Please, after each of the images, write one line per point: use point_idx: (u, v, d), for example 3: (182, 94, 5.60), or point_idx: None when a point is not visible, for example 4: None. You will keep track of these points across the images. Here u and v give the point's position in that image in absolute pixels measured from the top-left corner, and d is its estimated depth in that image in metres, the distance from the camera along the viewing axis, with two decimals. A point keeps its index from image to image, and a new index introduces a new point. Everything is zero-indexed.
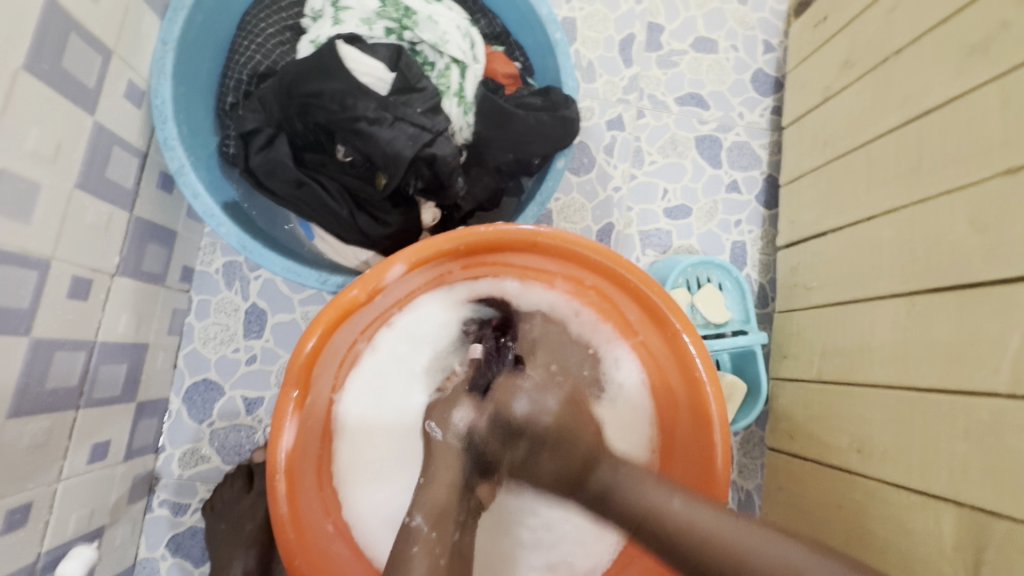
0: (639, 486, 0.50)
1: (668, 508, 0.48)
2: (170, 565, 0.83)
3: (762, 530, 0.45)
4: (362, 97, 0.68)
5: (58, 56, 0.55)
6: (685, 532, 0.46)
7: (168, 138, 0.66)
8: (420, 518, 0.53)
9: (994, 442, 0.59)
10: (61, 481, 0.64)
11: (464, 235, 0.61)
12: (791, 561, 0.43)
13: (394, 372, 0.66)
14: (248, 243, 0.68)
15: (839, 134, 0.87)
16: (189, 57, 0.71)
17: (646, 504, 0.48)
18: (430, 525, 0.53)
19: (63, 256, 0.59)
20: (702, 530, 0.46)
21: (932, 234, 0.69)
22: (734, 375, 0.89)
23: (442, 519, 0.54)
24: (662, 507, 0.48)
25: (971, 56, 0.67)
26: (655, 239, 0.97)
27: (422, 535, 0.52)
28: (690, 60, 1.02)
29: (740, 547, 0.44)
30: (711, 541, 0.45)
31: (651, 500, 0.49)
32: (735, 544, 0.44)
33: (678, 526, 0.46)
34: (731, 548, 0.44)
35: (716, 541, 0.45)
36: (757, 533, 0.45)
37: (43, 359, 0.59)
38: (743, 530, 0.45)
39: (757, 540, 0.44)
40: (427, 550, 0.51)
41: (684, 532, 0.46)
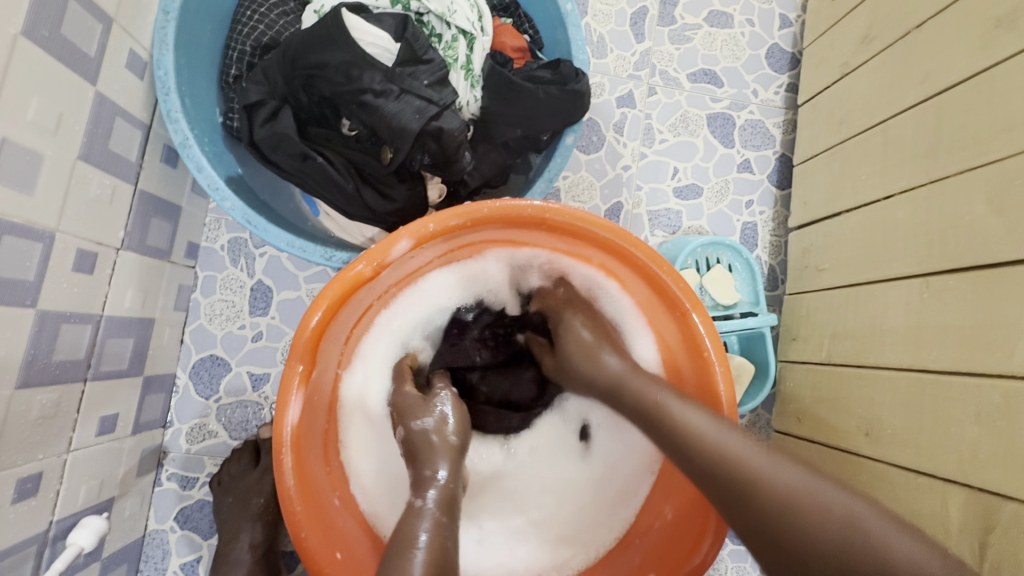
0: (673, 406, 0.53)
1: (698, 428, 0.50)
2: (179, 537, 0.84)
3: (781, 459, 0.46)
4: (367, 68, 0.66)
5: (57, 23, 0.54)
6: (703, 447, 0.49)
7: (172, 110, 0.65)
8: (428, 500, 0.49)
9: (1006, 425, 0.58)
10: (70, 453, 0.64)
11: (473, 210, 0.59)
12: (807, 492, 0.44)
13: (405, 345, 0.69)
14: (253, 217, 0.67)
15: (855, 112, 0.84)
16: (191, 26, 0.70)
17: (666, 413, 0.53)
18: (440, 508, 0.48)
19: (67, 228, 0.59)
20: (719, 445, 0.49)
21: (950, 215, 0.67)
22: (742, 358, 0.88)
23: (449, 506, 0.49)
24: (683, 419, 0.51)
25: (997, 28, 0.65)
26: (664, 220, 0.96)
27: (428, 512, 0.47)
28: (704, 35, 0.99)
29: (752, 466, 0.46)
30: (720, 450, 0.48)
31: (688, 423, 0.51)
32: (744, 463, 0.47)
33: (698, 438, 0.50)
34: (740, 462, 0.47)
35: (733, 458, 0.47)
36: (779, 464, 0.46)
37: (50, 332, 0.59)
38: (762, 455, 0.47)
39: (776, 468, 0.46)
40: (435, 531, 0.45)
41: (705, 452, 0.49)
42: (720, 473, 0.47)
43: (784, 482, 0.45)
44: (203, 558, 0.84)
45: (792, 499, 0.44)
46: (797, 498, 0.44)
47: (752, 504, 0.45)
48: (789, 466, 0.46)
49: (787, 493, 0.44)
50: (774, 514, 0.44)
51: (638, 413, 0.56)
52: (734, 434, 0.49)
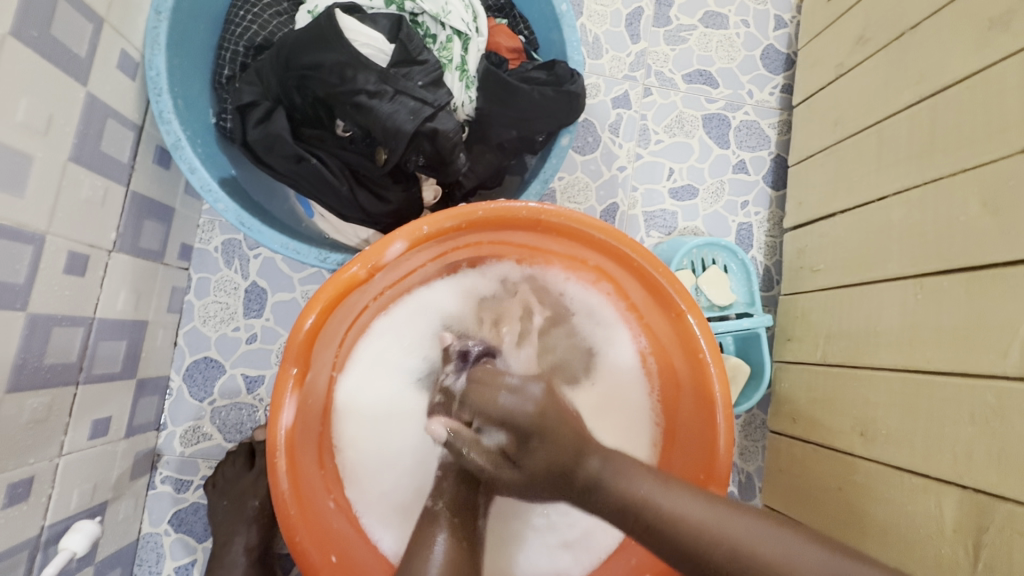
0: (639, 494, 0.46)
1: (653, 497, 0.46)
2: (173, 540, 0.84)
3: (798, 542, 0.42)
4: (361, 69, 0.66)
5: (47, 23, 0.53)
6: (718, 554, 0.42)
7: (164, 111, 0.65)
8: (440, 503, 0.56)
9: (1000, 426, 0.59)
10: (62, 457, 0.64)
11: (467, 213, 0.59)
12: (782, 550, 0.42)
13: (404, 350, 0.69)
14: (247, 219, 0.67)
15: (850, 113, 0.84)
16: (184, 27, 0.69)
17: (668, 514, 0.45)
18: (457, 530, 0.52)
19: (58, 231, 0.58)
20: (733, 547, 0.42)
21: (944, 217, 0.68)
22: (737, 358, 0.88)
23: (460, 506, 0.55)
24: (652, 501, 0.46)
25: (991, 31, 0.65)
26: (660, 221, 0.96)
27: (443, 518, 0.54)
28: (699, 36, 0.99)
29: (730, 538, 0.43)
30: (694, 528, 0.44)
31: (636, 490, 0.47)
32: (721, 537, 0.43)
33: (706, 540, 0.43)
34: (718, 537, 0.43)
35: (751, 558, 0.42)
36: (751, 522, 0.44)
37: (40, 336, 0.58)
38: (736, 521, 0.44)
39: (796, 551, 0.42)
40: (450, 530, 0.53)
41: (672, 528, 0.44)
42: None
43: (765, 549, 0.42)
44: (198, 561, 0.84)
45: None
46: (778, 565, 0.41)
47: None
48: (805, 545, 0.42)
49: (769, 560, 0.41)
50: None
51: (606, 507, 0.47)
52: (703, 504, 0.45)
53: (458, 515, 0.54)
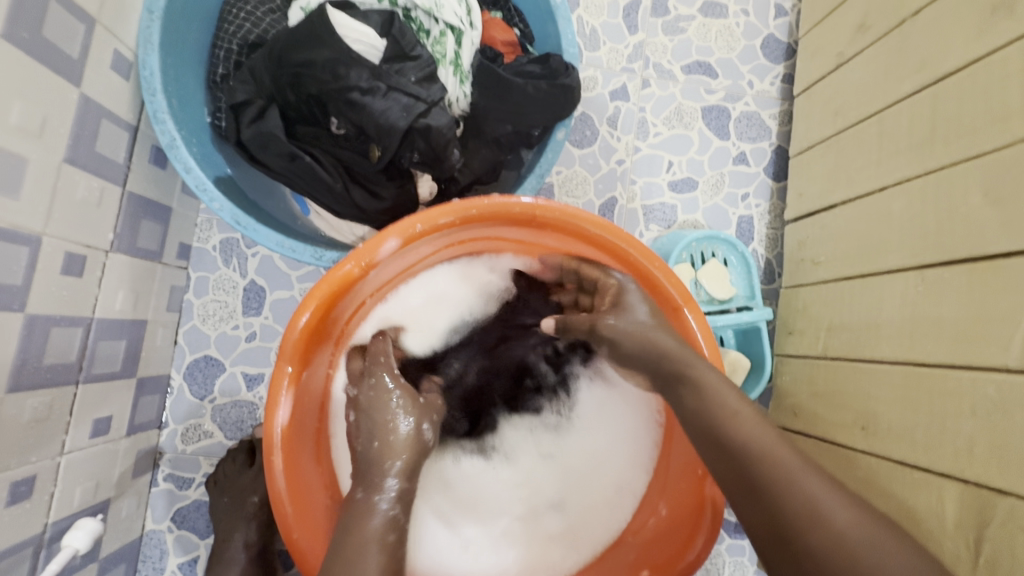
0: (726, 405, 0.50)
1: (728, 406, 0.50)
2: (176, 537, 0.84)
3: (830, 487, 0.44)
4: (354, 65, 0.65)
5: (39, 25, 0.53)
6: (764, 472, 0.46)
7: (158, 110, 0.65)
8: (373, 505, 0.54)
9: (1001, 419, 0.58)
10: (64, 456, 0.65)
11: (463, 208, 0.58)
12: (828, 503, 0.43)
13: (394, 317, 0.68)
14: (242, 218, 0.67)
15: (851, 102, 0.83)
16: (176, 26, 0.69)
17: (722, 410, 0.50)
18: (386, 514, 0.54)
19: (54, 232, 0.59)
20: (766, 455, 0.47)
21: (945, 206, 0.67)
22: (737, 352, 0.88)
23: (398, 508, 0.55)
24: (729, 416, 0.49)
25: (994, 15, 0.63)
26: (659, 214, 0.95)
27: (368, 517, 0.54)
28: (698, 27, 0.98)
29: (781, 468, 0.46)
30: (752, 447, 0.47)
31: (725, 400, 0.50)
32: (782, 469, 0.46)
33: (747, 443, 0.48)
34: (769, 464, 0.46)
35: (781, 474, 0.45)
36: (812, 475, 0.45)
37: (39, 336, 0.59)
38: (799, 464, 0.46)
39: (834, 504, 0.43)
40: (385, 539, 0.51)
41: (735, 443, 0.48)
42: (764, 484, 0.46)
43: (814, 492, 0.44)
44: (201, 557, 0.84)
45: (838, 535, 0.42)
46: (814, 507, 0.43)
47: (793, 536, 0.43)
48: (847, 504, 0.43)
49: (811, 503, 0.43)
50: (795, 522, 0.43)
51: (679, 397, 0.53)
52: (770, 435, 0.48)
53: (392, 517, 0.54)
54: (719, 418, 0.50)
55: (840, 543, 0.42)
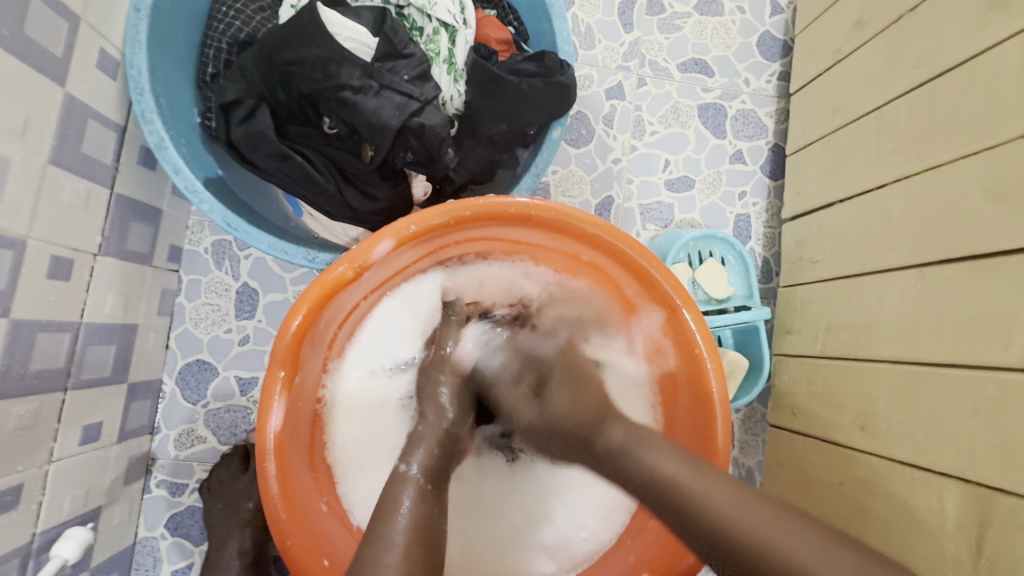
0: (674, 474, 0.47)
1: (680, 476, 0.47)
2: (170, 544, 0.83)
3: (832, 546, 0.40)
4: (345, 64, 0.64)
5: (21, 23, 0.52)
6: (738, 542, 0.42)
7: (146, 110, 0.63)
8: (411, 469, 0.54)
9: (1002, 419, 0.57)
10: (52, 464, 0.63)
11: (457, 208, 0.57)
12: (815, 559, 0.40)
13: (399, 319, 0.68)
14: (233, 219, 0.66)
15: (848, 100, 0.83)
16: (164, 24, 0.68)
17: (691, 498, 0.45)
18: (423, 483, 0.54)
19: (39, 235, 0.57)
20: (754, 538, 0.42)
21: (944, 204, 0.66)
22: (736, 352, 0.87)
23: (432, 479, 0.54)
24: (681, 486, 0.46)
25: (991, 11, 0.63)
26: (656, 213, 0.94)
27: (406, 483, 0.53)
28: (694, 24, 0.97)
29: (754, 533, 0.42)
30: (716, 514, 0.44)
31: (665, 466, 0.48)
32: (754, 535, 0.42)
33: (731, 526, 0.43)
34: (740, 531, 0.42)
35: (777, 554, 0.40)
36: (788, 530, 0.41)
37: (25, 342, 0.57)
38: (772, 522, 0.42)
39: (821, 556, 0.40)
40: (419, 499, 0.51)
41: (697, 515, 0.45)
42: (740, 557, 0.42)
43: (794, 550, 0.40)
44: (195, 564, 0.83)
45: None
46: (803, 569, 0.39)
47: None
48: (833, 550, 0.40)
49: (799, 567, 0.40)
50: None
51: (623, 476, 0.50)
52: (733, 492, 0.45)
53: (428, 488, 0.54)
54: (693, 504, 0.45)
55: None
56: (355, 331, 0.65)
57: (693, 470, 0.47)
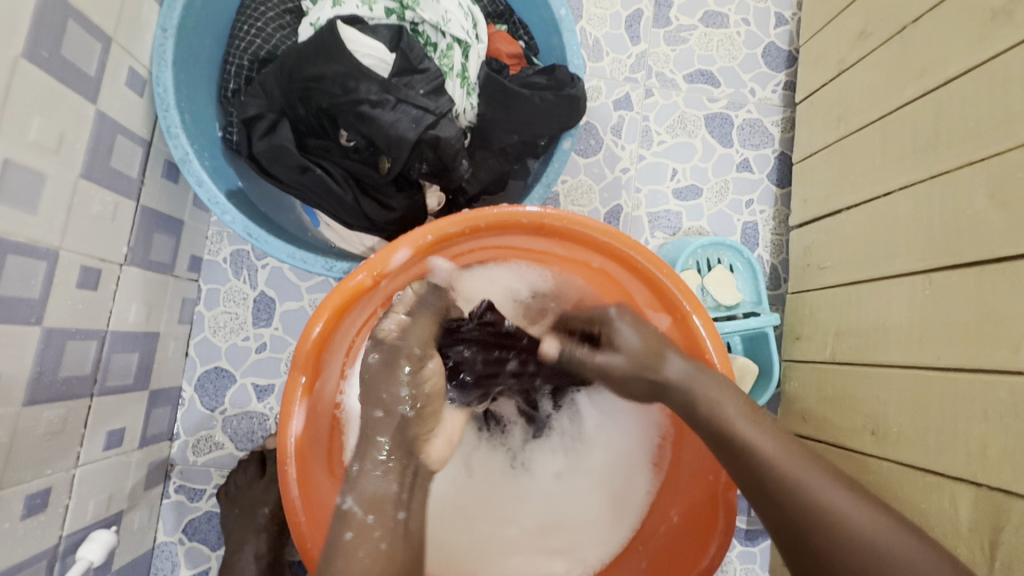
0: (737, 421, 0.52)
1: (736, 420, 0.52)
2: (187, 549, 0.84)
3: (859, 498, 0.47)
4: (363, 79, 0.67)
5: (57, 45, 0.55)
6: (784, 486, 0.48)
7: (171, 126, 0.66)
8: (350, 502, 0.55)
9: (1012, 423, 0.58)
10: (78, 468, 0.65)
11: (473, 218, 0.59)
12: (849, 510, 0.46)
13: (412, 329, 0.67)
14: (254, 230, 0.68)
15: (853, 109, 0.84)
16: (189, 44, 0.70)
17: (745, 442, 0.51)
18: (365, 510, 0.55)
19: (70, 246, 0.59)
20: (801, 484, 0.48)
21: (950, 211, 0.67)
22: (745, 358, 0.88)
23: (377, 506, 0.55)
24: (738, 430, 0.52)
25: (992, 22, 0.65)
26: (664, 221, 0.96)
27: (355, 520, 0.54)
28: (699, 36, 0.99)
29: (797, 480, 0.48)
30: (767, 461, 0.50)
31: (724, 408, 0.53)
32: (802, 486, 0.48)
33: (777, 475, 0.49)
34: (786, 478, 0.49)
35: (814, 501, 0.47)
36: (839, 490, 0.47)
37: (55, 349, 0.59)
38: (820, 479, 0.48)
39: (850, 508, 0.47)
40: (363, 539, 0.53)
41: (750, 457, 0.51)
42: (781, 496, 0.48)
43: (832, 503, 0.47)
44: (211, 569, 0.84)
45: (878, 547, 0.45)
46: (836, 516, 0.46)
47: (821, 544, 0.46)
48: (863, 506, 0.47)
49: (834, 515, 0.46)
50: (819, 527, 0.47)
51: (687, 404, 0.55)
52: (785, 448, 0.50)
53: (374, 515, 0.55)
54: (747, 447, 0.51)
55: (862, 549, 0.45)
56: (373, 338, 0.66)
57: (759, 421, 0.52)
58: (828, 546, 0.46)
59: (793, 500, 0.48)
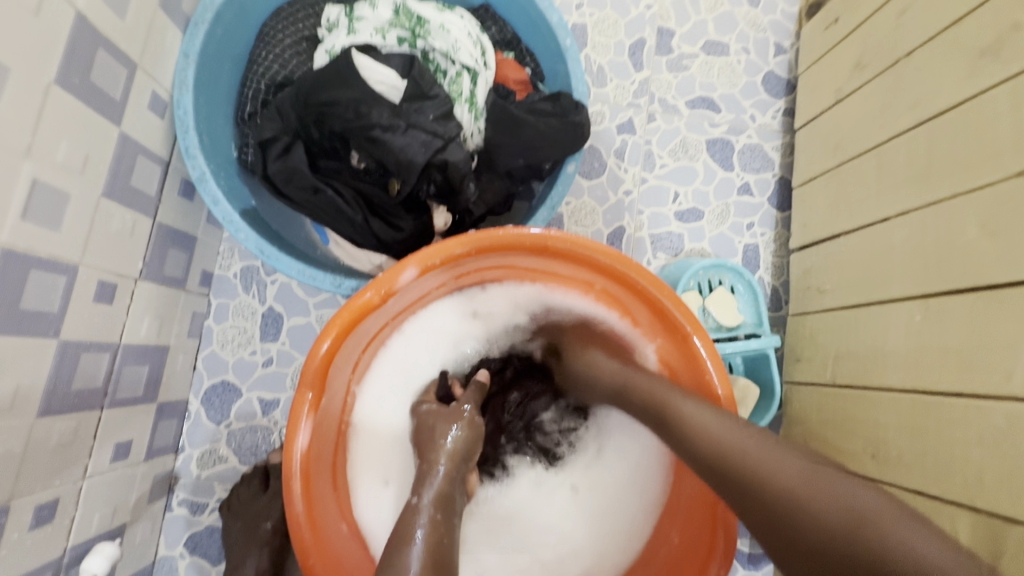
0: (677, 399, 0.55)
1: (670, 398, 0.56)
2: (188, 563, 0.85)
3: (789, 451, 0.45)
4: (375, 105, 0.70)
5: (87, 71, 0.57)
6: (709, 445, 0.49)
7: (190, 147, 0.68)
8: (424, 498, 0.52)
9: (1009, 448, 0.58)
10: (86, 479, 0.66)
11: (479, 238, 0.61)
12: (770, 456, 0.45)
13: (406, 367, 0.70)
14: (266, 248, 0.70)
15: (851, 136, 0.86)
16: (209, 69, 0.74)
17: (680, 416, 0.53)
18: (434, 507, 0.51)
19: (90, 262, 0.61)
20: (724, 443, 0.48)
21: (946, 236, 0.68)
22: (747, 380, 0.88)
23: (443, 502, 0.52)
24: (679, 409, 0.54)
25: (983, 58, 0.67)
26: (666, 243, 0.97)
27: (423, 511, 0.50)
28: (700, 64, 1.02)
29: (717, 437, 0.49)
30: (693, 426, 0.51)
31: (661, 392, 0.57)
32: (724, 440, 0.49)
33: (696, 433, 0.51)
34: (710, 437, 0.50)
35: (734, 452, 0.47)
36: (764, 441, 0.47)
37: (70, 362, 0.61)
38: (754, 438, 0.47)
39: (778, 460, 0.44)
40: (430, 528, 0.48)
41: (677, 427, 0.53)
42: (707, 454, 0.49)
43: (750, 449, 0.46)
44: None
45: (802, 494, 0.41)
46: (761, 465, 0.45)
47: (752, 497, 0.44)
48: (793, 459, 0.44)
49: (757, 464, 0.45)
50: (742, 475, 0.46)
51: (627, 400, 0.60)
52: (710, 412, 0.52)
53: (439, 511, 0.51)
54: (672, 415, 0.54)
55: (788, 500, 0.42)
56: (377, 358, 0.67)
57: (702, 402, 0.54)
58: (759, 500, 0.44)
59: (714, 450, 0.49)
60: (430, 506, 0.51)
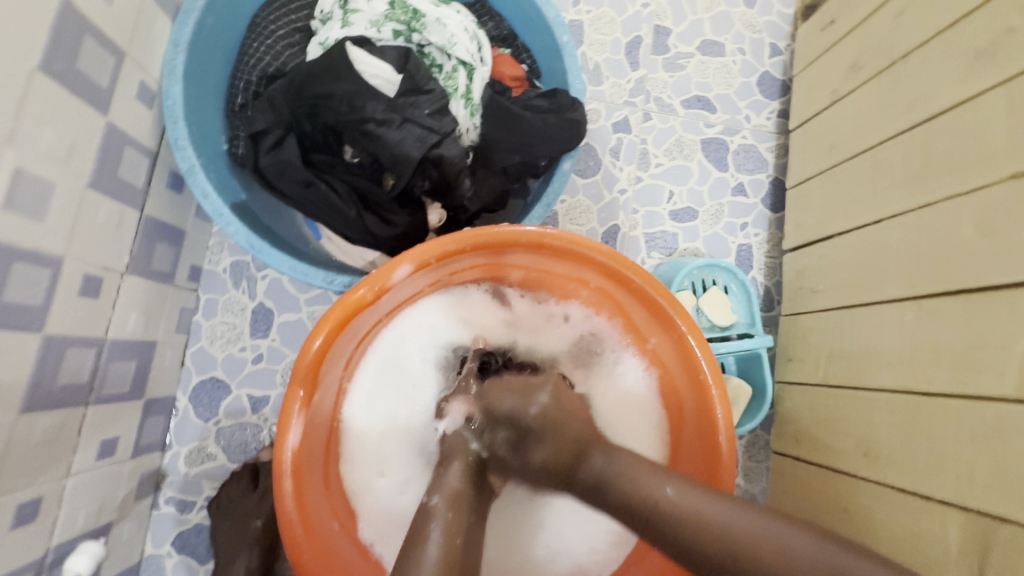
0: (636, 474, 0.50)
1: (633, 481, 0.49)
2: (175, 562, 0.83)
3: (752, 511, 0.45)
4: (370, 98, 0.69)
5: (72, 58, 0.56)
6: (671, 520, 0.46)
7: (179, 138, 0.67)
8: (436, 498, 0.52)
9: (1001, 446, 0.59)
10: (70, 477, 0.65)
11: (475, 235, 0.60)
12: (738, 521, 0.45)
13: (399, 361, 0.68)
14: (257, 242, 0.68)
15: (845, 138, 0.86)
16: (199, 59, 0.72)
17: (642, 495, 0.48)
18: (447, 506, 0.51)
19: (75, 254, 0.60)
20: (693, 515, 0.46)
21: (939, 237, 0.69)
22: (739, 379, 0.89)
23: (456, 501, 0.52)
24: (637, 484, 0.49)
25: (976, 61, 0.67)
26: (661, 242, 0.97)
27: (438, 515, 0.50)
28: (696, 64, 1.02)
29: (689, 510, 0.46)
30: (658, 505, 0.47)
31: (617, 469, 0.51)
32: (694, 512, 0.46)
33: (657, 506, 0.47)
34: (681, 514, 0.46)
35: (702, 523, 0.45)
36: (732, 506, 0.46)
37: (54, 357, 0.59)
38: (718, 503, 0.46)
39: (751, 523, 0.44)
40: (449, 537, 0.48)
41: (645, 509, 0.47)
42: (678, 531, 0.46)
43: (720, 520, 0.45)
44: None
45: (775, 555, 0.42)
46: (733, 531, 0.44)
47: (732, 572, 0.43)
48: (766, 519, 0.45)
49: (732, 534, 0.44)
50: (715, 552, 0.44)
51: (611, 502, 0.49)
52: (676, 486, 0.48)
53: (453, 511, 0.50)
54: (636, 496, 0.48)
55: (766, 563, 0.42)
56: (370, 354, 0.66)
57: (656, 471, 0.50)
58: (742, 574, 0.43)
59: (682, 525, 0.46)
60: (442, 505, 0.51)
